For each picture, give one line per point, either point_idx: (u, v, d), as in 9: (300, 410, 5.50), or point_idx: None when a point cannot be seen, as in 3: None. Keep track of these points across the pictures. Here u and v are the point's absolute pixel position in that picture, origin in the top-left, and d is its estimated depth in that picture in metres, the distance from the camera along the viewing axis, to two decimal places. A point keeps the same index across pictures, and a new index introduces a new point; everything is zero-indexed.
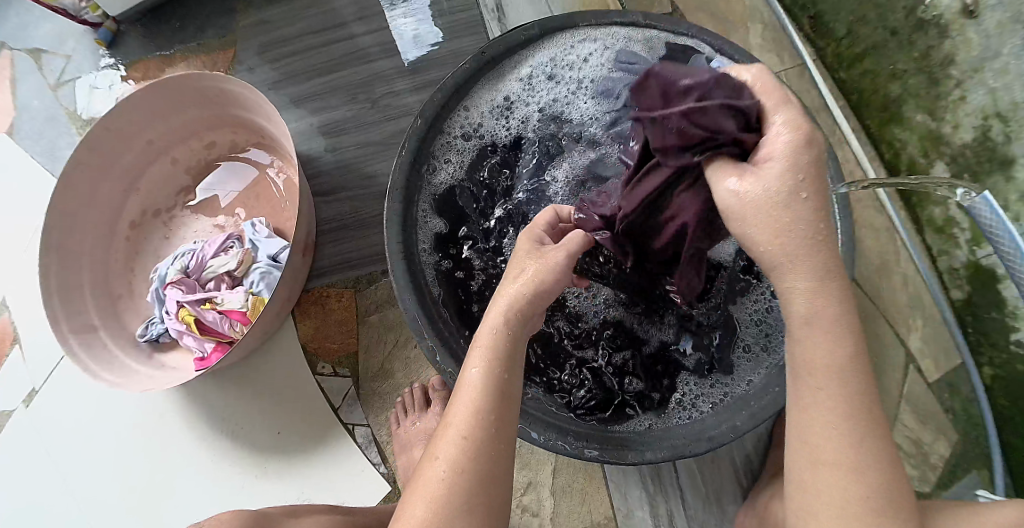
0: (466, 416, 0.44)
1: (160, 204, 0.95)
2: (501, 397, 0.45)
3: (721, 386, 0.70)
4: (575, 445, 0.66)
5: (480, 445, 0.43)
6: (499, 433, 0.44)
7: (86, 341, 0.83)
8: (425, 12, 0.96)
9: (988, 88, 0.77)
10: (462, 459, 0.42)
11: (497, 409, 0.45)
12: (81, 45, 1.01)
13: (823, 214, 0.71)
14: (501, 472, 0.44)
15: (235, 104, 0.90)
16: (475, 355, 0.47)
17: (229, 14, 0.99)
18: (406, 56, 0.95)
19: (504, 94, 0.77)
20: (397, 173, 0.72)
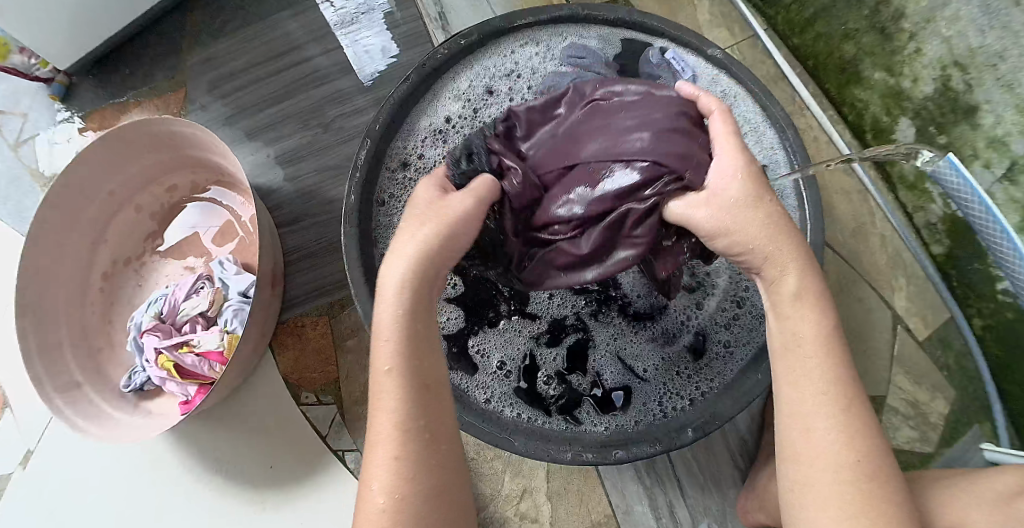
0: (393, 426, 0.43)
1: (130, 252, 0.95)
2: (420, 391, 0.44)
3: (698, 377, 0.69)
4: (558, 451, 0.65)
5: (413, 442, 0.42)
6: (421, 435, 0.43)
7: (71, 399, 0.83)
8: (375, 28, 0.95)
9: (942, 38, 0.75)
10: (392, 473, 0.41)
11: (417, 424, 0.43)
12: (35, 101, 1.00)
13: (781, 196, 0.73)
14: (442, 475, 0.43)
15: (191, 145, 0.89)
16: (383, 348, 0.45)
17: (177, 55, 0.99)
18: (361, 74, 0.95)
19: (450, 105, 0.76)
20: (349, 198, 0.71)
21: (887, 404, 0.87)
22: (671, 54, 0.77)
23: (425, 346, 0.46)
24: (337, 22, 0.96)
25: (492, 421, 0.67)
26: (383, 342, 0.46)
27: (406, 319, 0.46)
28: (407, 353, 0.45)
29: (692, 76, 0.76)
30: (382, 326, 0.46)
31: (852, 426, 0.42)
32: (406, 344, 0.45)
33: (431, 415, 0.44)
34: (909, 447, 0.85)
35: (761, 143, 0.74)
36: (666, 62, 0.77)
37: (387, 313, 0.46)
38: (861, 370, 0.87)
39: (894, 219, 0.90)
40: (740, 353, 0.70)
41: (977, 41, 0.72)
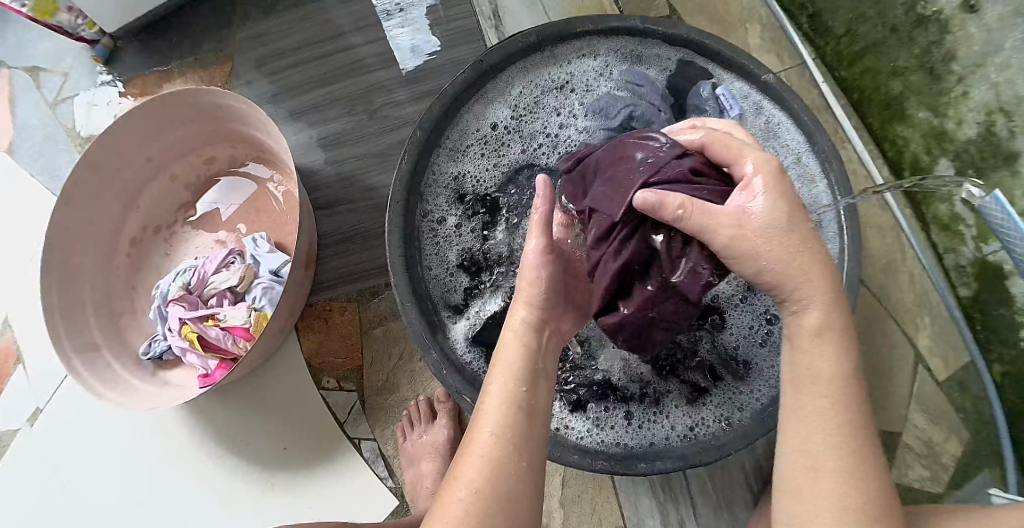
0: (497, 419, 0.46)
1: (160, 220, 0.95)
2: (520, 413, 0.47)
3: (727, 400, 0.69)
4: (584, 459, 0.65)
5: (511, 444, 0.45)
6: (522, 462, 0.45)
7: (90, 362, 0.82)
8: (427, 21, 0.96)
9: (992, 83, 0.76)
10: (487, 462, 0.44)
11: (517, 446, 0.45)
12: (78, 62, 1.01)
13: (822, 223, 0.73)
14: (527, 495, 0.44)
15: (232, 119, 0.89)
16: (500, 367, 0.50)
17: (225, 29, 0.99)
18: (405, 66, 0.95)
19: (502, 116, 0.77)
20: (395, 190, 0.71)
21: (901, 440, 0.87)
22: (722, 89, 0.76)
23: (534, 381, 0.49)
24: (389, 12, 0.96)
25: None
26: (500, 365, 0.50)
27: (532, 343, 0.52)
28: (518, 383, 0.48)
29: (739, 114, 0.76)
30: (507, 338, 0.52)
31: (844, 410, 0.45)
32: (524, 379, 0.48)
33: (528, 431, 0.46)
34: (919, 485, 0.86)
35: (802, 171, 0.75)
36: (717, 94, 0.76)
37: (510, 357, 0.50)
38: (878, 404, 0.88)
39: (924, 259, 0.90)
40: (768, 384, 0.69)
41: None
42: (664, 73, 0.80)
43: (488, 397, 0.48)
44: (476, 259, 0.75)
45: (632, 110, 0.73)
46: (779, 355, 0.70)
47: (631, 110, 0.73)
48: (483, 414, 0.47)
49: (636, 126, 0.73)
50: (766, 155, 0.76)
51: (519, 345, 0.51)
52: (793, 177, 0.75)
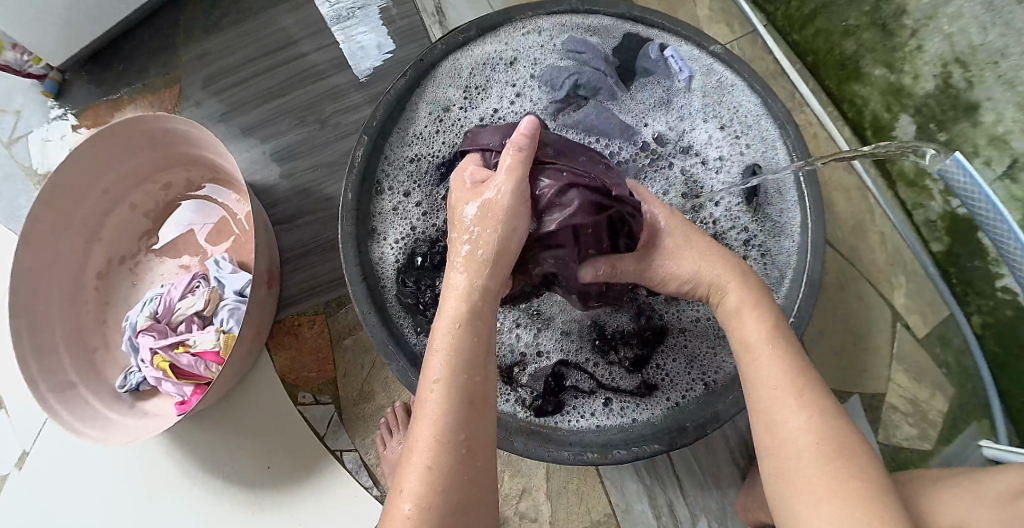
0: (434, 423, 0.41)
1: (124, 251, 0.94)
2: (462, 405, 0.42)
3: (702, 365, 0.69)
4: (561, 452, 0.65)
5: (448, 452, 0.41)
6: (465, 462, 0.41)
7: (65, 400, 0.82)
8: (371, 23, 0.94)
9: (945, 35, 0.74)
10: (424, 478, 0.40)
11: (460, 445, 0.41)
12: (27, 99, 0.99)
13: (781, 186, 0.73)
14: (474, 493, 0.41)
15: (185, 142, 0.88)
16: (436, 355, 0.44)
17: (170, 52, 0.98)
18: (359, 70, 0.94)
19: (445, 100, 0.76)
20: (347, 194, 0.70)
21: (886, 402, 0.86)
22: (672, 51, 0.76)
23: (479, 365, 0.44)
24: (333, 17, 0.95)
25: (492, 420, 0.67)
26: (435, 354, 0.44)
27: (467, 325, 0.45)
28: (465, 368, 0.43)
29: (690, 76, 0.76)
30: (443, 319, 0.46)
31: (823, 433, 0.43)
32: (464, 370, 0.43)
33: (473, 430, 0.42)
34: (908, 444, 0.85)
35: (758, 136, 0.74)
36: (666, 55, 0.76)
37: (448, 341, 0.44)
38: (861, 368, 0.87)
39: (893, 217, 0.89)
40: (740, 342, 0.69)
41: (979, 38, 0.71)
42: (609, 44, 0.79)
43: (428, 388, 0.43)
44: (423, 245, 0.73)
45: (577, 79, 0.76)
46: None
47: (576, 78, 0.76)
48: (422, 416, 0.42)
49: (583, 94, 0.77)
50: (719, 112, 0.76)
51: (452, 328, 0.45)
52: (750, 140, 0.74)
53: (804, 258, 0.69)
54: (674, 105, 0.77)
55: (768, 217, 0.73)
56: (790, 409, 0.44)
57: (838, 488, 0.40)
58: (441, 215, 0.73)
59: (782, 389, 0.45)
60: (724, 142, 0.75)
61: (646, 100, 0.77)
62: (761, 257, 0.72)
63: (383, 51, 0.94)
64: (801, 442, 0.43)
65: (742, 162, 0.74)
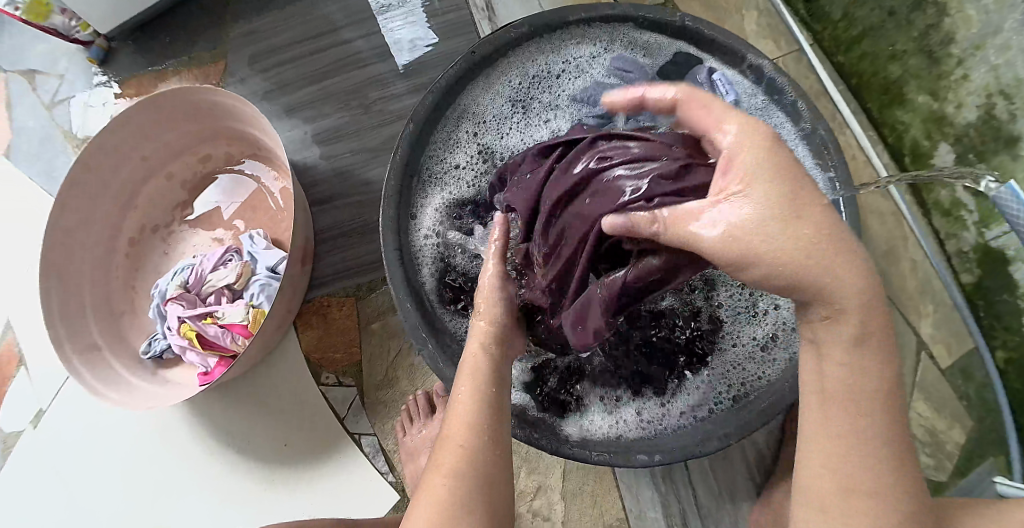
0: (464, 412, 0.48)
1: (157, 220, 0.95)
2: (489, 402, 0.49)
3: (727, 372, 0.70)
4: (582, 451, 0.65)
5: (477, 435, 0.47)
6: (492, 442, 0.47)
7: (90, 362, 0.82)
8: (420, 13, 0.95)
9: (991, 65, 0.74)
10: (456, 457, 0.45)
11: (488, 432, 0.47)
12: (74, 64, 1.00)
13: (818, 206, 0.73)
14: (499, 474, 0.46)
15: (228, 117, 0.89)
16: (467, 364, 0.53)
17: (219, 27, 0.99)
18: (398, 61, 0.95)
19: (491, 107, 0.77)
20: (388, 182, 0.71)
21: None
22: (721, 72, 0.76)
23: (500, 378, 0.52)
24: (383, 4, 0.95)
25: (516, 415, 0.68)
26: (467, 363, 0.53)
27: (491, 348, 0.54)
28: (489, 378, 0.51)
29: (740, 100, 0.76)
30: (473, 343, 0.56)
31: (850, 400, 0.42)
32: (487, 377, 0.51)
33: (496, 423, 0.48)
34: (922, 474, 0.85)
35: (796, 163, 0.74)
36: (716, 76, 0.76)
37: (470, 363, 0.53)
38: None
39: (927, 246, 0.89)
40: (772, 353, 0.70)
41: None
42: (654, 62, 0.79)
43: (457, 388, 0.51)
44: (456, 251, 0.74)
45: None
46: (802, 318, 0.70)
47: (619, 93, 0.76)
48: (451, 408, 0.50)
49: None
50: None
51: (480, 344, 0.55)
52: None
53: None
54: None
55: None
56: (834, 394, 0.42)
57: (846, 448, 0.41)
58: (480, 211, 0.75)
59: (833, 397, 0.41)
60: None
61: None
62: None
63: (429, 42, 0.95)
64: (860, 426, 0.41)
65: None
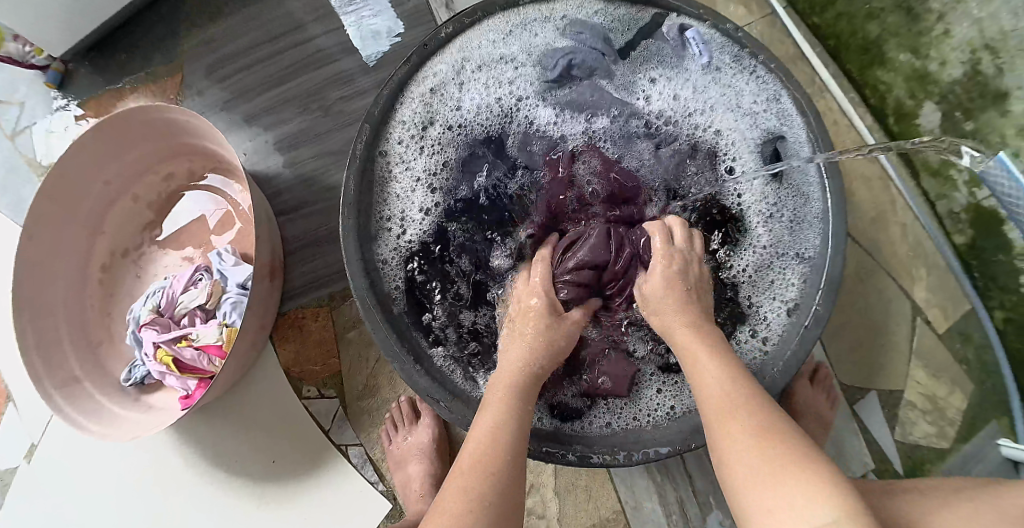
0: (483, 444, 0.51)
1: (128, 243, 0.93)
2: (516, 431, 0.53)
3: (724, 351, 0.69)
4: (553, 451, 0.65)
5: (495, 463, 0.49)
6: (514, 471, 0.50)
7: (71, 395, 0.80)
8: (379, 7, 0.92)
9: (973, 20, 0.70)
10: (475, 482, 0.47)
11: (509, 458, 0.50)
12: (32, 89, 0.98)
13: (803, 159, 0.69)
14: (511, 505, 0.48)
15: (187, 132, 0.86)
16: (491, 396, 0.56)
17: (174, 38, 0.96)
18: (366, 55, 0.92)
19: (448, 90, 0.75)
20: (346, 188, 0.69)
21: (903, 399, 0.84)
22: (691, 33, 0.73)
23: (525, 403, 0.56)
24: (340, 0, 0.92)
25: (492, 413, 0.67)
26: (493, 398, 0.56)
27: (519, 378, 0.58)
28: (515, 407, 0.55)
29: (705, 60, 0.73)
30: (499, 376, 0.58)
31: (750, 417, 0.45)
32: (516, 399, 0.56)
33: (517, 455, 0.51)
34: (925, 443, 0.83)
35: (769, 111, 0.71)
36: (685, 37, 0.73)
37: (505, 380, 0.58)
38: (877, 364, 0.85)
39: (916, 210, 0.86)
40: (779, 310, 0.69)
41: (1011, 24, 0.67)
42: (615, 28, 0.76)
43: (483, 412, 0.54)
44: (436, 250, 0.73)
45: (571, 59, 0.75)
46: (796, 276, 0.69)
47: (572, 60, 0.75)
48: (476, 434, 0.52)
49: (580, 84, 0.75)
50: (728, 93, 0.73)
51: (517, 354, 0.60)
52: (764, 113, 0.72)
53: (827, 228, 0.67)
54: (689, 88, 0.74)
55: (783, 192, 0.70)
56: (723, 407, 0.48)
57: (773, 461, 0.41)
58: (448, 205, 0.74)
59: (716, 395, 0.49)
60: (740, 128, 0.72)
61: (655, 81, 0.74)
62: (786, 237, 0.70)
63: (392, 34, 0.92)
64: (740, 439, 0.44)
65: (756, 131, 0.72)
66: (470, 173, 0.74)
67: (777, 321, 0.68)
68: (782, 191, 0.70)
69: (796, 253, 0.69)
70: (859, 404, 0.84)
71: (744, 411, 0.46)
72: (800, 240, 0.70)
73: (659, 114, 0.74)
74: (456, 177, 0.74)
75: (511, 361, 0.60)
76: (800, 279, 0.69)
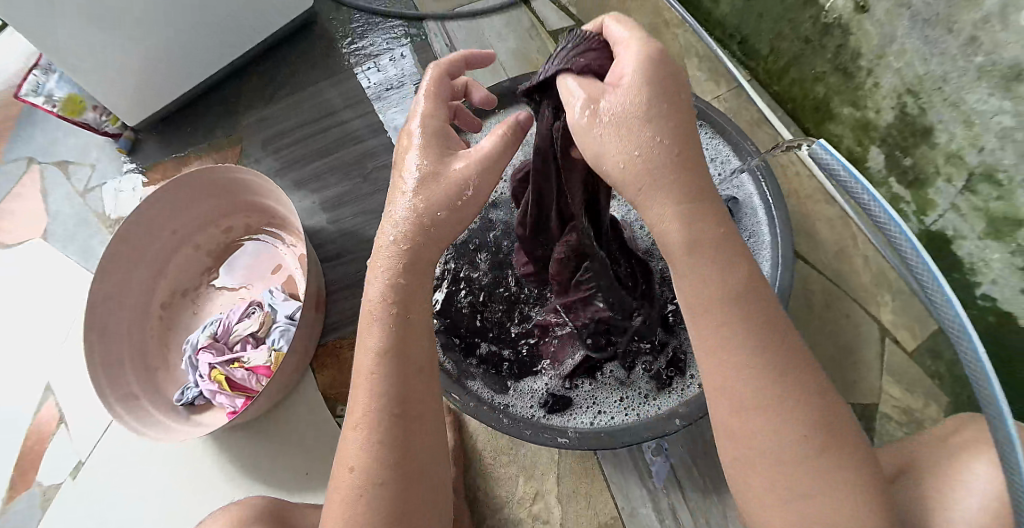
0: (366, 410, 0.46)
1: (185, 285, 1.05)
2: (393, 369, 0.47)
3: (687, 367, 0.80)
4: (553, 437, 0.73)
5: (381, 424, 0.46)
6: (394, 427, 0.46)
7: (130, 407, 0.90)
8: (405, 100, 1.11)
9: (894, 70, 0.85)
10: (370, 454, 0.45)
11: (389, 409, 0.46)
12: (104, 153, 1.15)
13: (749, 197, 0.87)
14: (404, 455, 0.46)
15: (246, 190, 1.01)
16: (370, 332, 0.48)
17: (235, 115, 1.14)
18: (393, 137, 1.09)
19: None
20: (386, 234, 0.88)
21: (878, 410, 0.92)
22: None
23: (417, 320, 0.49)
24: (377, 88, 1.12)
25: (490, 409, 0.76)
26: (371, 330, 0.49)
27: (394, 301, 0.48)
28: (393, 348, 0.47)
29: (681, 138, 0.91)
30: (372, 303, 0.49)
31: (791, 414, 0.40)
32: (399, 333, 0.48)
33: (409, 396, 0.47)
34: None
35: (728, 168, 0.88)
36: None
37: (378, 297, 0.49)
38: (851, 378, 0.94)
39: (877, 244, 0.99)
40: None
41: (923, 69, 0.81)
42: None
43: (363, 354, 0.48)
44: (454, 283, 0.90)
45: None
46: None
47: None
48: (357, 391, 0.48)
49: None
50: None
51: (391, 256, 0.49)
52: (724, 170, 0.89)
53: (778, 250, 0.80)
54: None
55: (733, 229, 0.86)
56: (750, 410, 0.41)
57: (811, 464, 0.40)
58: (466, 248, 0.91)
59: (732, 402, 0.42)
60: None
61: None
62: None
63: None
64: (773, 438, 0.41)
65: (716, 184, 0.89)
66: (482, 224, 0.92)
67: None
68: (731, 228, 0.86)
69: None
70: None
71: (783, 399, 0.40)
72: None
73: None
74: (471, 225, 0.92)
75: (385, 280, 0.49)
76: None
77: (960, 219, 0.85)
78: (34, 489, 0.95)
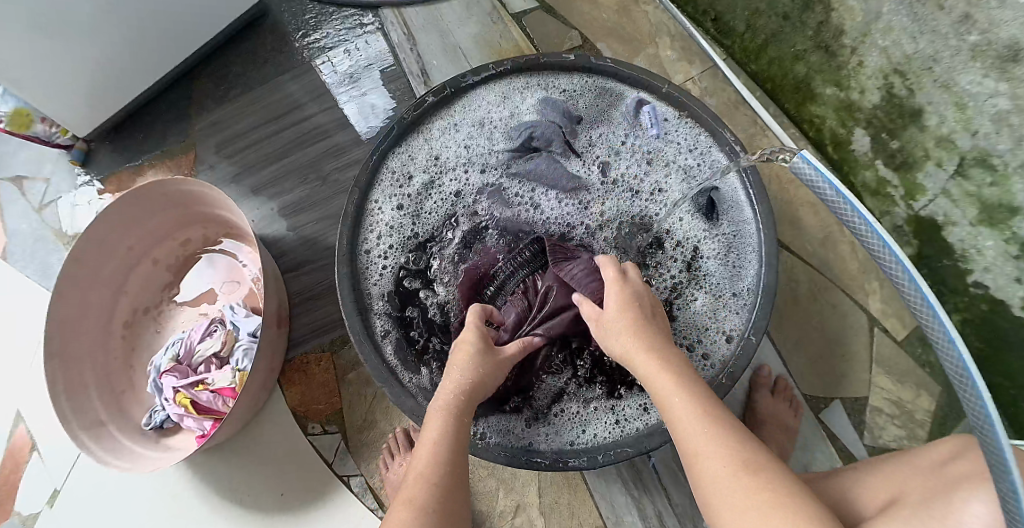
0: (429, 458, 0.54)
1: (147, 302, 1.03)
2: (456, 438, 0.57)
3: None
4: (535, 460, 0.73)
5: (442, 469, 0.53)
6: (453, 480, 0.53)
7: (97, 436, 0.88)
8: (373, 89, 1.05)
9: (880, 48, 0.79)
10: (426, 490, 0.51)
11: (450, 467, 0.54)
12: (57, 167, 1.10)
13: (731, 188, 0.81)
14: (456, 505, 0.52)
15: (202, 202, 0.97)
16: (436, 405, 0.59)
17: (186, 120, 1.09)
18: (360, 129, 1.04)
19: (426, 164, 0.86)
20: (341, 242, 0.80)
21: (869, 404, 0.89)
22: (647, 107, 0.85)
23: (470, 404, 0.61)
24: (332, 83, 1.06)
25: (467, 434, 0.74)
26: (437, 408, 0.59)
27: (464, 386, 0.61)
28: (458, 414, 0.59)
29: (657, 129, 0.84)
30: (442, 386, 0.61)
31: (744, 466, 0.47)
32: (460, 413, 0.59)
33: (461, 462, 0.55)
34: (896, 446, 0.87)
35: (708, 160, 0.82)
36: (642, 109, 0.85)
37: (448, 386, 0.61)
38: (840, 374, 0.90)
39: None
40: (714, 333, 0.77)
41: (913, 48, 0.76)
42: (574, 97, 0.87)
43: (430, 423, 0.58)
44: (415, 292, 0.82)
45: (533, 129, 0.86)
46: (735, 303, 0.78)
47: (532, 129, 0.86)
48: (422, 447, 0.56)
49: (538, 142, 0.87)
50: (664, 146, 0.84)
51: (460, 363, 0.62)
52: (703, 162, 0.82)
53: (761, 255, 0.77)
54: (633, 143, 0.85)
55: (716, 225, 0.81)
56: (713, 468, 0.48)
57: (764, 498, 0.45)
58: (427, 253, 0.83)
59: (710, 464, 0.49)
60: (677, 180, 0.83)
61: (608, 148, 0.86)
62: (726, 267, 0.80)
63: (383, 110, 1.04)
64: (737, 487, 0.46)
65: (695, 176, 0.82)
66: (444, 225, 0.84)
67: (715, 343, 0.77)
68: (713, 224, 0.81)
69: (733, 291, 0.78)
70: (825, 413, 0.89)
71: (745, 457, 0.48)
72: (734, 270, 0.79)
73: (604, 165, 0.85)
74: (431, 226, 0.84)
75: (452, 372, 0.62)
76: (742, 304, 0.78)
77: (951, 205, 0.79)
78: (13, 519, 0.94)
